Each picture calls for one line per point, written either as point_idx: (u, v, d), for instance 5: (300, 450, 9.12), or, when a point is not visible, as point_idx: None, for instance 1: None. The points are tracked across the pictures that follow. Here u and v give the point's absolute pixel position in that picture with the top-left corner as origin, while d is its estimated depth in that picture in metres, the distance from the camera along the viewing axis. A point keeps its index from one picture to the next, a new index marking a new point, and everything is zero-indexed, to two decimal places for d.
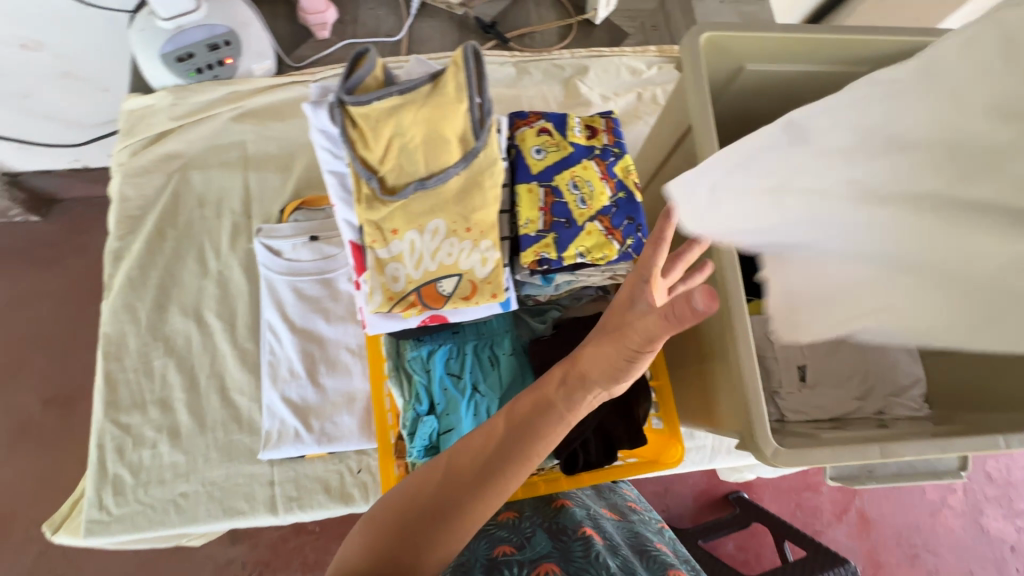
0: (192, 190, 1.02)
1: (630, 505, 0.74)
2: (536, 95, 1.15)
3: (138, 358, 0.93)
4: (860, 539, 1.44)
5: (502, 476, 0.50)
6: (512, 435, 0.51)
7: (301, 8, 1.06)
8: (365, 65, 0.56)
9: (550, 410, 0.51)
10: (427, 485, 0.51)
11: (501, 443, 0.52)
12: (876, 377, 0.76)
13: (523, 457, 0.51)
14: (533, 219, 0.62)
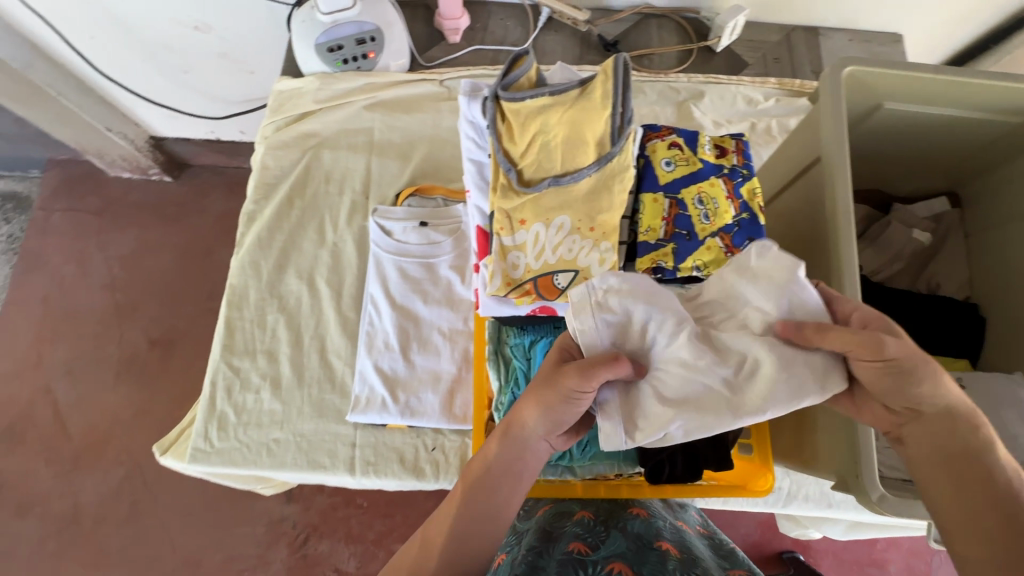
0: (321, 167, 1.11)
1: (704, 530, 0.73)
2: (647, 114, 1.17)
3: (255, 310, 1.02)
4: None
5: (467, 545, 0.55)
6: (471, 506, 0.56)
7: (440, 13, 1.15)
8: (523, 66, 0.61)
9: (500, 481, 0.57)
10: (408, 563, 0.56)
11: (460, 515, 0.56)
12: None
13: (477, 525, 0.56)
14: (654, 228, 0.65)
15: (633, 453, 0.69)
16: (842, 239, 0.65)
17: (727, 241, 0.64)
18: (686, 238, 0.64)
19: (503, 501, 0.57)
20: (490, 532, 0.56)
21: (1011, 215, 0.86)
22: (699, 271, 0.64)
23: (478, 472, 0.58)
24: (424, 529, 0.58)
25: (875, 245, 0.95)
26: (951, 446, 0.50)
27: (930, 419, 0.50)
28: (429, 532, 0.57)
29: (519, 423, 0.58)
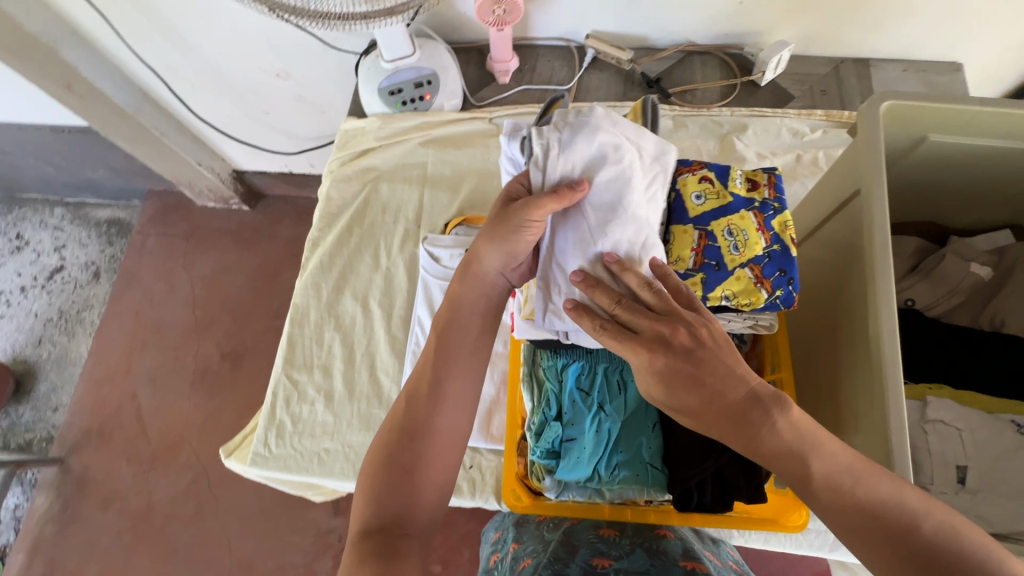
0: (379, 199, 1.21)
1: (733, 564, 0.73)
2: (690, 147, 1.20)
3: (315, 328, 1.11)
4: None
5: (450, 399, 0.66)
6: (443, 354, 0.67)
7: (491, 57, 1.24)
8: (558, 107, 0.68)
9: (466, 316, 0.68)
10: (396, 430, 0.64)
11: (430, 378, 0.66)
12: None
13: (449, 374, 0.66)
14: (683, 257, 0.65)
15: (661, 479, 0.69)
16: (878, 272, 0.64)
17: (757, 272, 0.64)
18: (715, 269, 0.64)
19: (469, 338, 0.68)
20: (462, 376, 0.67)
21: None
22: (727, 300, 0.64)
23: (443, 332, 0.68)
24: (401, 406, 0.66)
25: (931, 279, 0.90)
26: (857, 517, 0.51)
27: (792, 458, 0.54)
28: (405, 412, 0.65)
29: (478, 261, 0.67)
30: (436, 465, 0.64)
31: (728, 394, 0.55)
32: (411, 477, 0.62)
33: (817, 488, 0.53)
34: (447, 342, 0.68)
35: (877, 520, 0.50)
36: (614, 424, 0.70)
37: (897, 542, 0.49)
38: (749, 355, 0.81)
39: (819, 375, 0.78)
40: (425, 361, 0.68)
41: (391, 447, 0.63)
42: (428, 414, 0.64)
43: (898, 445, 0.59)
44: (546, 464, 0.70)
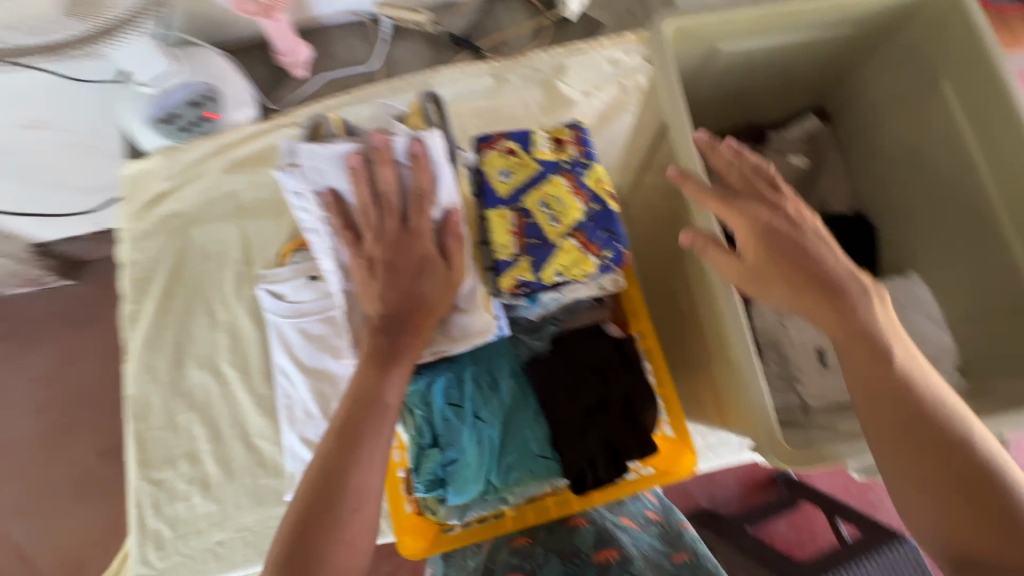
0: (194, 246, 1.04)
1: (650, 516, 0.73)
2: (518, 103, 1.12)
3: (163, 416, 0.96)
4: None
5: (385, 451, 0.56)
6: (365, 397, 0.56)
7: (275, 50, 1.09)
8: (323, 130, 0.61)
9: (392, 354, 0.58)
10: (313, 490, 0.53)
11: (360, 428, 0.55)
12: None
13: (382, 421, 0.56)
14: (506, 244, 0.62)
15: (555, 468, 0.66)
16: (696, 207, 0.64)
17: (581, 238, 0.62)
18: (539, 247, 0.61)
19: (401, 375, 0.58)
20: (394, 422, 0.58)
21: (880, 109, 0.86)
22: (561, 276, 0.61)
23: (372, 369, 0.57)
24: (323, 455, 0.55)
25: None
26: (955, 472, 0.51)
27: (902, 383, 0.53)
28: (330, 473, 0.54)
29: (430, 314, 0.59)
30: (364, 526, 0.54)
31: (823, 274, 0.56)
32: (335, 544, 0.52)
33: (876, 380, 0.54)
34: (371, 386, 0.57)
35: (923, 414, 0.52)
36: (495, 430, 0.66)
37: (934, 441, 0.52)
38: (615, 308, 0.78)
39: (681, 306, 0.79)
40: (349, 405, 0.56)
41: (314, 515, 0.52)
42: (361, 473, 0.54)
43: (750, 369, 0.60)
44: (436, 495, 0.65)
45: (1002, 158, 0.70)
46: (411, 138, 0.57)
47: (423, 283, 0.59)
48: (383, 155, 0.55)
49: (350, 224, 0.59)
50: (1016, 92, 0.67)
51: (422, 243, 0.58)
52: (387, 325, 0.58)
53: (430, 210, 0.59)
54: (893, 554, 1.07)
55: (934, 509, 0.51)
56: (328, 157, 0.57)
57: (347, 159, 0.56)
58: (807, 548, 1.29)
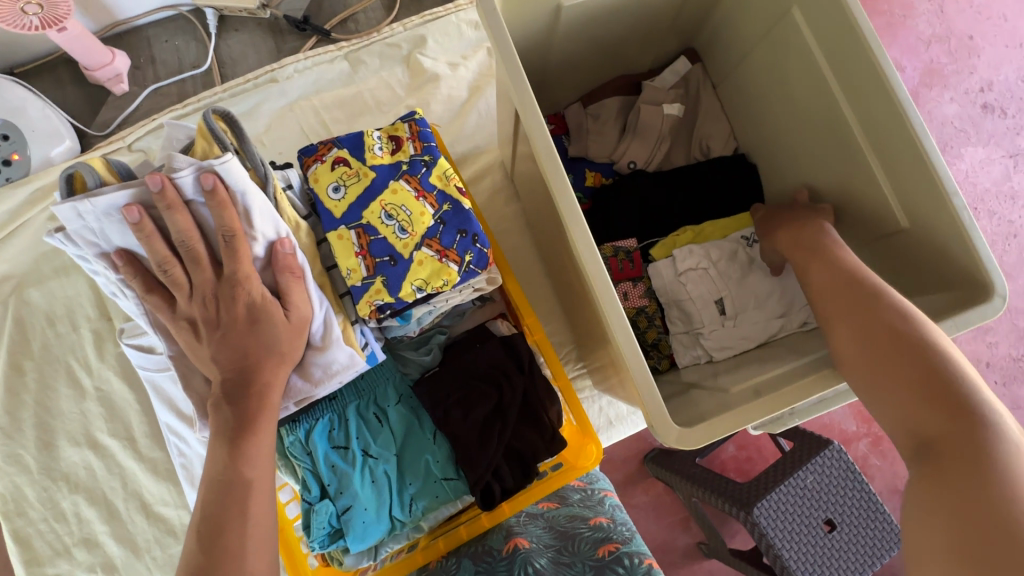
0: (35, 310, 0.90)
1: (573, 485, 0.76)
2: (377, 85, 1.00)
3: (43, 506, 0.85)
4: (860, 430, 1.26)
5: (260, 532, 0.51)
6: (220, 482, 0.52)
7: (83, 67, 0.94)
8: (86, 179, 0.48)
9: (243, 427, 0.53)
10: None
11: (225, 513, 0.50)
12: (793, 292, 0.79)
13: (248, 497, 0.52)
14: (353, 267, 0.54)
15: (461, 487, 0.63)
16: (557, 189, 0.58)
17: (436, 246, 0.55)
18: (391, 265, 0.54)
19: (259, 444, 0.53)
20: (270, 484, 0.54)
21: (745, 44, 0.83)
22: (422, 291, 0.54)
23: (224, 447, 0.53)
24: (192, 553, 0.49)
25: (638, 134, 0.90)
26: (888, 348, 0.55)
27: (839, 283, 0.63)
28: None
29: (275, 367, 0.55)
30: None
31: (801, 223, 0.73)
32: None
33: (829, 273, 0.65)
34: (225, 466, 0.52)
35: (865, 300, 0.59)
36: (389, 464, 0.61)
37: (873, 322, 0.57)
38: (506, 304, 0.73)
39: (577, 287, 0.76)
40: (209, 495, 0.51)
41: None
42: (236, 564, 0.49)
43: (631, 351, 0.56)
44: (338, 546, 0.60)
45: (854, 83, 0.68)
46: (199, 168, 0.48)
47: (258, 336, 0.54)
48: (166, 201, 0.47)
49: (157, 282, 0.53)
50: (858, 12, 0.64)
51: (246, 291, 0.52)
52: (231, 392, 0.54)
53: (246, 246, 0.52)
54: (824, 459, 1.14)
55: (867, 386, 0.55)
56: (94, 212, 0.47)
57: (122, 213, 0.48)
58: (757, 464, 1.31)
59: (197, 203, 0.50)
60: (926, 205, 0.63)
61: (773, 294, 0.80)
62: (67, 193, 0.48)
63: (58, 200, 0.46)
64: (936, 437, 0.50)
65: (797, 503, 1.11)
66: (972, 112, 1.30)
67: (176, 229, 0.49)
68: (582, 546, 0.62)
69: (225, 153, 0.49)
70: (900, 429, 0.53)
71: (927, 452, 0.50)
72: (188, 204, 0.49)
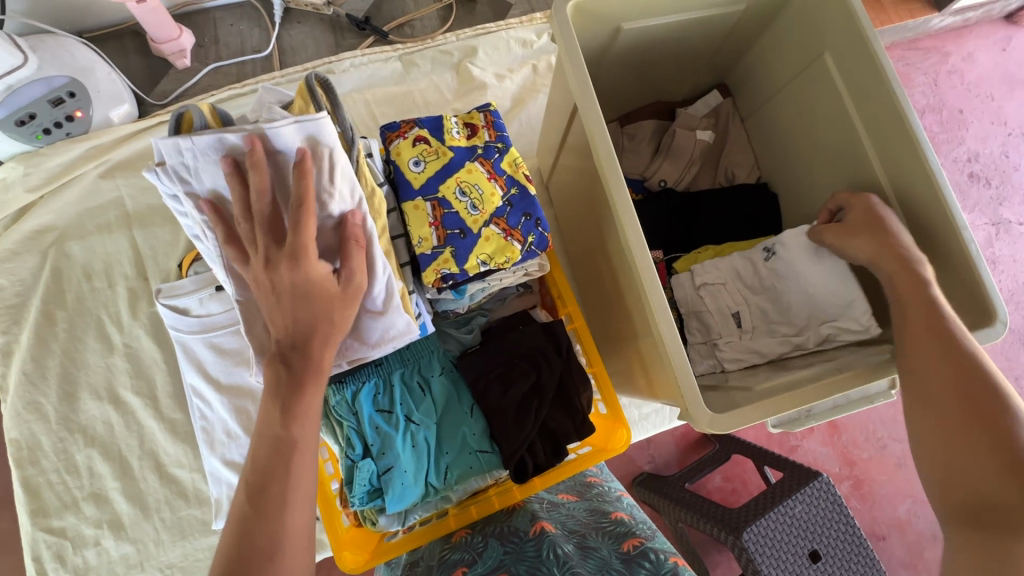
0: (74, 263, 0.91)
1: (590, 480, 0.78)
2: (428, 86, 1.06)
3: (57, 456, 0.85)
4: (848, 465, 1.30)
5: (303, 491, 0.53)
6: (269, 438, 0.53)
7: (152, 38, 0.98)
8: (195, 121, 0.51)
9: (295, 388, 0.55)
10: (234, 540, 0.50)
11: (272, 470, 0.52)
12: (813, 309, 0.79)
13: (294, 456, 0.53)
14: (425, 236, 0.58)
15: (494, 461, 0.66)
16: (614, 187, 0.64)
17: (502, 225, 0.59)
18: (460, 237, 0.58)
19: (308, 406, 0.55)
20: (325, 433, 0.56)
21: (777, 84, 0.91)
22: (485, 265, 0.59)
23: (277, 408, 0.54)
24: (242, 503, 0.52)
25: (671, 156, 0.96)
26: (968, 410, 0.56)
27: (933, 321, 0.61)
28: (247, 527, 0.50)
29: (328, 332, 0.56)
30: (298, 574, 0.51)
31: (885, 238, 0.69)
32: None
33: (923, 310, 0.62)
34: (275, 427, 0.54)
35: (954, 349, 0.58)
36: (429, 431, 0.65)
37: (961, 378, 0.57)
38: (542, 294, 0.78)
39: (607, 286, 0.80)
40: (261, 450, 0.53)
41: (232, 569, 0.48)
42: (278, 520, 0.51)
43: (672, 341, 0.61)
44: (375, 504, 0.64)
45: (879, 124, 0.75)
46: (298, 123, 0.50)
47: (309, 303, 0.54)
48: (250, 159, 0.49)
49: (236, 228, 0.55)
50: (888, 64, 0.72)
51: (305, 263, 0.52)
52: (287, 352, 0.56)
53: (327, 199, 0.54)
54: (813, 490, 1.16)
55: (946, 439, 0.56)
56: (193, 150, 0.50)
57: (218, 154, 0.50)
58: (742, 497, 1.32)
59: (284, 158, 0.52)
60: (941, 238, 0.69)
61: (790, 310, 0.81)
62: (173, 131, 0.51)
63: (161, 135, 0.49)
64: (997, 503, 0.52)
65: (789, 532, 1.13)
66: (960, 179, 1.40)
67: (267, 176, 0.51)
68: (605, 539, 0.60)
69: (321, 112, 0.53)
70: (952, 485, 0.55)
71: (988, 517, 0.52)
72: (276, 157, 0.52)
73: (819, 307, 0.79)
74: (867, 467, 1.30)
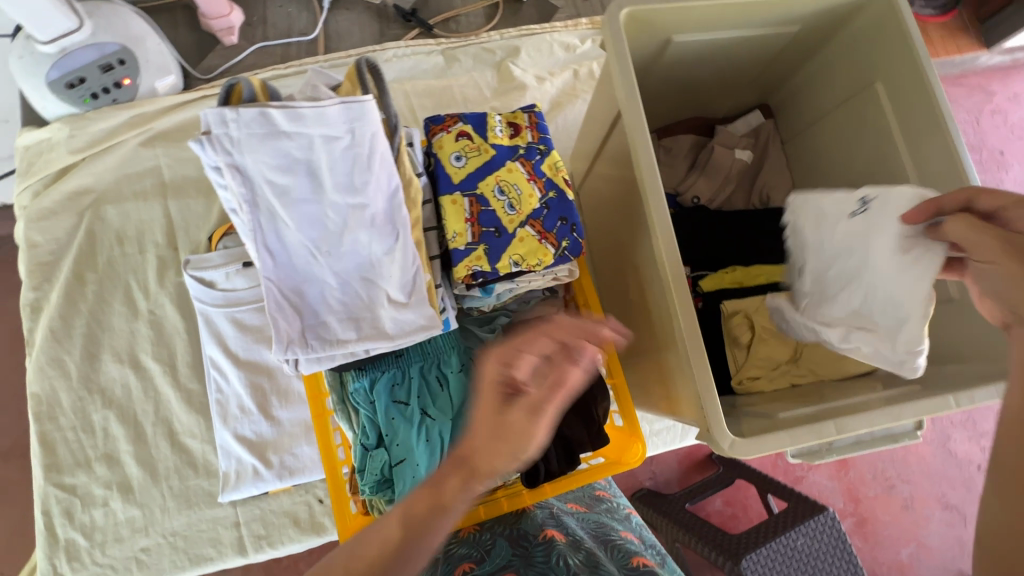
0: (108, 227, 0.93)
1: (598, 494, 0.78)
2: (468, 83, 1.07)
3: (74, 414, 0.86)
4: (853, 502, 1.27)
5: None
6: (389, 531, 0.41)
7: (203, 14, 1.00)
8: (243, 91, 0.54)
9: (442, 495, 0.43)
10: None
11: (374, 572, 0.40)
12: (862, 301, 0.64)
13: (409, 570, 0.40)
14: (460, 231, 0.58)
15: None
16: (652, 200, 0.63)
17: (538, 227, 0.59)
18: (495, 236, 0.58)
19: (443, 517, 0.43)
20: None
21: (821, 110, 0.90)
22: (517, 266, 0.58)
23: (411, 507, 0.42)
24: None
25: (707, 172, 0.95)
26: None
27: None
28: None
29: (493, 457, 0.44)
30: None
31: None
32: None
33: None
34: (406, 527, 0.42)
35: None
36: (443, 427, 0.64)
37: None
38: (566, 300, 0.77)
39: (632, 299, 0.80)
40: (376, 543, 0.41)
41: None
42: None
43: (699, 360, 0.60)
44: (384, 495, 0.64)
45: (926, 159, 0.73)
46: (343, 102, 0.53)
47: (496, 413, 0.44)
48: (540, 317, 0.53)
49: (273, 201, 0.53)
50: (942, 99, 0.70)
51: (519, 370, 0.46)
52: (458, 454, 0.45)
53: (368, 175, 0.55)
54: (817, 523, 1.14)
55: None
56: (240, 120, 0.51)
57: (265, 125, 0.51)
58: (741, 523, 1.30)
59: (327, 135, 0.53)
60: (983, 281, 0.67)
61: (837, 291, 0.66)
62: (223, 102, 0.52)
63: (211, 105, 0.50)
64: None
65: (789, 565, 1.10)
66: None
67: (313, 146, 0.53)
68: (614, 553, 0.60)
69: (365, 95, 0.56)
70: None
71: None
72: (321, 135, 0.53)
73: (870, 297, 0.63)
74: (872, 506, 1.27)
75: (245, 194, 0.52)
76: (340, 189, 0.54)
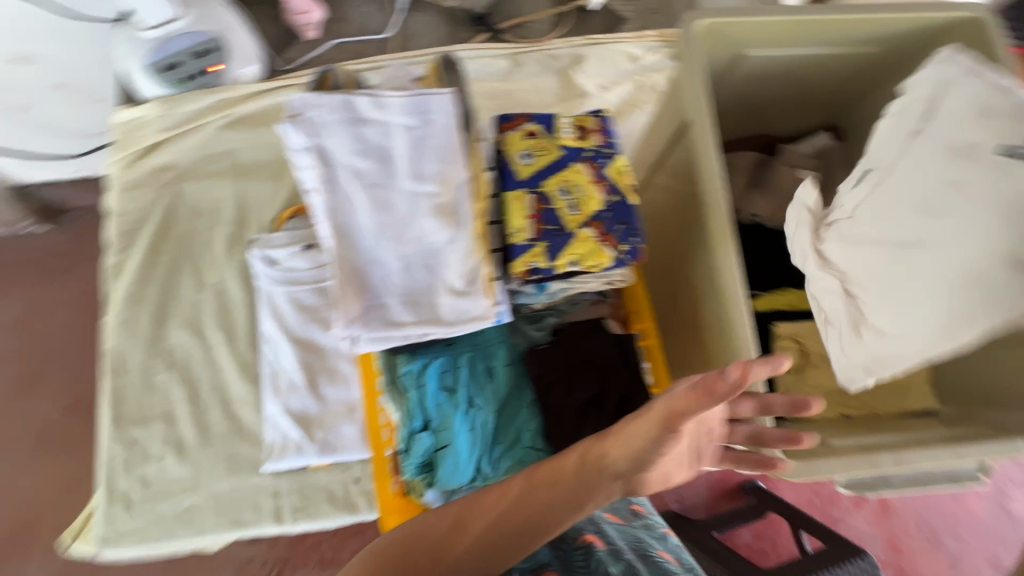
0: (187, 202, 1.00)
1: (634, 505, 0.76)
2: (530, 88, 1.10)
3: (141, 373, 0.92)
4: (895, 552, 1.20)
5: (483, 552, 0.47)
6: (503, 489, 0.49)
7: (288, 8, 1.06)
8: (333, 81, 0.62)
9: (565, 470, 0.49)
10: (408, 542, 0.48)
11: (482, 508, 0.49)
12: None
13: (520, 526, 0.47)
14: (522, 227, 0.59)
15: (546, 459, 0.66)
16: (712, 210, 0.64)
17: (599, 228, 0.60)
18: (556, 233, 0.59)
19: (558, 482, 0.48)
20: None
21: None
22: (575, 265, 0.59)
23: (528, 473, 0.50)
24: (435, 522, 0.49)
25: (768, 192, 0.90)
26: None
27: None
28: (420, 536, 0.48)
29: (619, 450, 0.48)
30: None
31: None
32: None
33: None
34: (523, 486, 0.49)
35: None
36: (487, 417, 0.65)
37: None
38: (615, 306, 0.77)
39: (683, 311, 0.79)
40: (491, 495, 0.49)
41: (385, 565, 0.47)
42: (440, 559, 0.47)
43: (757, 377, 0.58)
44: (425, 477, 0.66)
45: None
46: (418, 95, 0.59)
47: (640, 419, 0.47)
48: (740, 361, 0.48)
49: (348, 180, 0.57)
50: None
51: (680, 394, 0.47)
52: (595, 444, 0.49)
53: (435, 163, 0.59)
54: (855, 567, 1.08)
55: None
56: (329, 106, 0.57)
57: (349, 112, 0.58)
58: (770, 560, 1.25)
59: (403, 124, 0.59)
60: None
61: None
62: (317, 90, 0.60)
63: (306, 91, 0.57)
64: None
65: None
66: None
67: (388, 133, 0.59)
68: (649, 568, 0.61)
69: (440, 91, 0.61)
70: None
71: None
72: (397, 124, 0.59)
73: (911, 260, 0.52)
74: (915, 558, 1.20)
75: (325, 171, 0.57)
76: (410, 172, 0.58)
